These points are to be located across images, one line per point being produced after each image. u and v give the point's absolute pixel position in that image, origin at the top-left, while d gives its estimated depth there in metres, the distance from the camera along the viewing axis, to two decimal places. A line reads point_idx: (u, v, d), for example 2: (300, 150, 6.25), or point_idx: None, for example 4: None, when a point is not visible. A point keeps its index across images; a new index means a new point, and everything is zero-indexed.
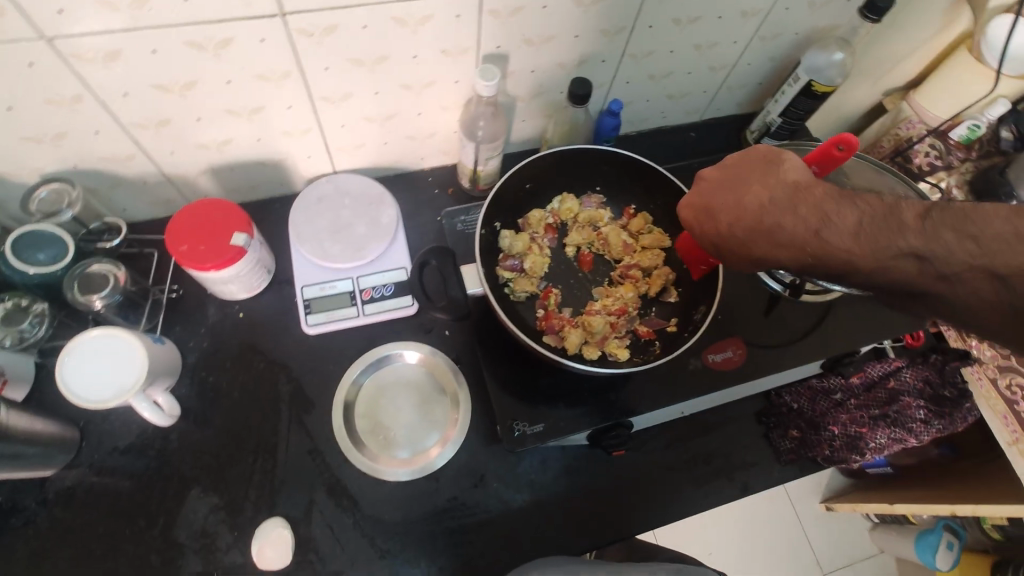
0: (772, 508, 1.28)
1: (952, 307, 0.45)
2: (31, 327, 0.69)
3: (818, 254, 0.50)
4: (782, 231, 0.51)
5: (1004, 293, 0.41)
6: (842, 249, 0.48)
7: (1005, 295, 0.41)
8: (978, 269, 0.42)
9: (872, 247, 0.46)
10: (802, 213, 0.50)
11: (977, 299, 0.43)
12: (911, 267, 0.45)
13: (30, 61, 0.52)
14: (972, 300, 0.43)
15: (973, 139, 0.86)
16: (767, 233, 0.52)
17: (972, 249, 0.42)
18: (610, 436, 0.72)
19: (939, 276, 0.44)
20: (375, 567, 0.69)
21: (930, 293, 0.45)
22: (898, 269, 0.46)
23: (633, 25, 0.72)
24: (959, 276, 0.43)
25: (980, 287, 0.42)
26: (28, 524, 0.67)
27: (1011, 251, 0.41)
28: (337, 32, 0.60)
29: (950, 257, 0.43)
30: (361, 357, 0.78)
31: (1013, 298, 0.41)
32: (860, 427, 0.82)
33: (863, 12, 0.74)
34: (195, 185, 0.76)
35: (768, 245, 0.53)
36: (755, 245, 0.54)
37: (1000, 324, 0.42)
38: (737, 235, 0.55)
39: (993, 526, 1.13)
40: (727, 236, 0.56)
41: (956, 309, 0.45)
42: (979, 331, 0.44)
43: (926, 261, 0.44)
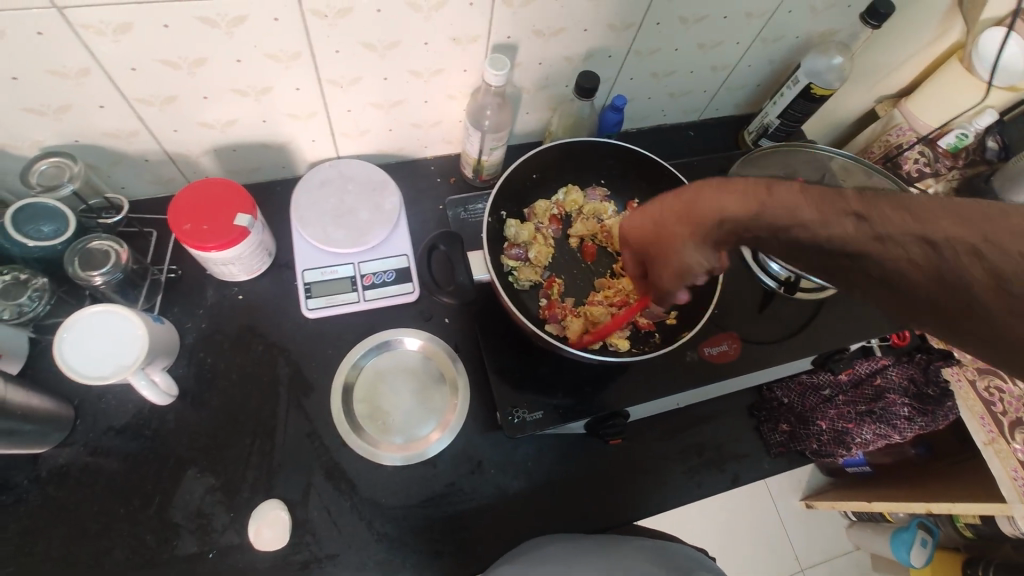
0: (751, 505, 1.30)
1: (897, 286, 0.38)
2: (30, 301, 0.67)
3: (762, 211, 0.44)
4: (730, 187, 0.46)
5: (941, 264, 0.36)
6: (788, 205, 0.42)
7: (941, 267, 0.36)
8: (914, 236, 0.37)
9: (819, 203, 0.41)
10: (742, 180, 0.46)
11: (914, 272, 0.37)
12: (848, 229, 0.40)
13: (39, 30, 0.51)
14: (907, 273, 0.37)
15: (960, 148, 0.88)
16: (712, 191, 0.47)
17: (905, 214, 0.38)
18: (608, 425, 0.73)
19: (875, 238, 0.38)
20: (372, 550, 0.69)
21: (866, 263, 0.39)
22: (834, 227, 0.40)
23: (641, 21, 0.73)
24: (896, 240, 0.38)
25: (915, 258, 0.37)
26: (20, 501, 0.66)
27: (952, 219, 0.36)
28: (351, 15, 0.60)
29: (888, 220, 0.38)
30: (362, 340, 0.78)
31: (955, 270, 0.35)
32: (848, 422, 0.86)
33: (864, 17, 0.75)
34: (197, 164, 0.76)
35: (711, 204, 0.47)
36: (700, 208, 0.48)
37: (949, 302, 0.36)
38: (683, 203, 0.50)
39: (967, 524, 1.15)
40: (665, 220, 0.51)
41: (895, 287, 0.39)
42: (931, 318, 0.38)
43: (864, 222, 0.39)
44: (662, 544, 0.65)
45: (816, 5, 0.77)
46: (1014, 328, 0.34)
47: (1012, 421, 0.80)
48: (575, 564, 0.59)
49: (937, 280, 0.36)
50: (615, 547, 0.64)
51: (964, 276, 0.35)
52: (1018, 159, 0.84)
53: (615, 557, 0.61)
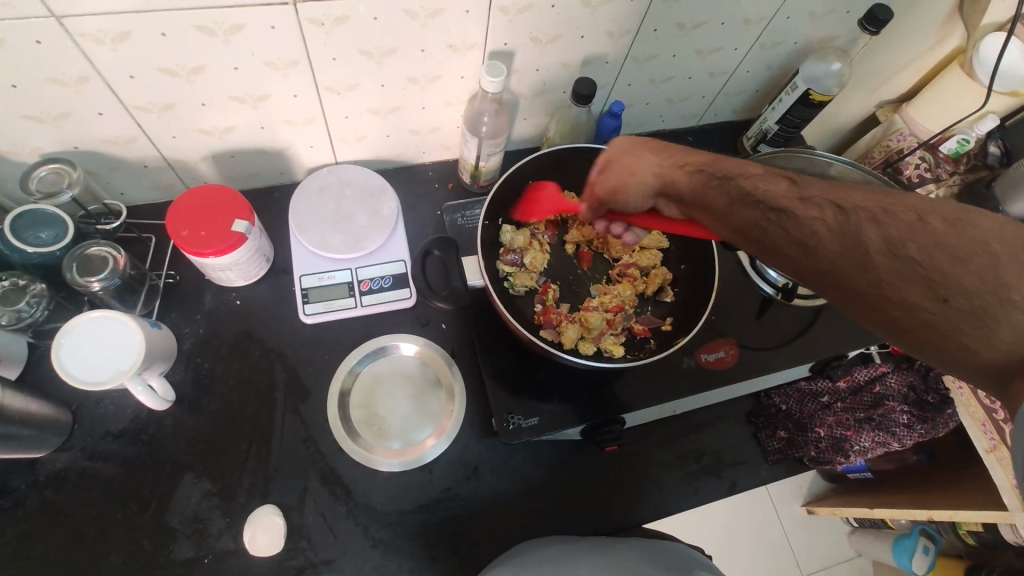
0: (751, 511, 1.30)
1: (802, 246, 0.42)
2: (28, 308, 0.67)
3: (720, 164, 0.50)
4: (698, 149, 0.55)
5: (845, 224, 0.40)
6: (739, 167, 0.49)
7: (846, 226, 0.40)
8: (831, 200, 0.42)
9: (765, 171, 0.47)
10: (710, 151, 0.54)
11: (822, 229, 0.41)
12: (779, 188, 0.45)
13: (37, 39, 0.51)
14: (817, 231, 0.41)
15: (961, 153, 0.88)
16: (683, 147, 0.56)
17: (826, 186, 0.43)
18: (605, 431, 0.73)
19: (800, 198, 0.43)
20: (367, 556, 0.69)
21: (785, 218, 0.43)
22: (770, 186, 0.45)
23: (639, 28, 0.73)
24: (814, 201, 0.42)
25: (826, 218, 0.41)
26: (17, 506, 0.66)
27: (866, 194, 0.41)
28: (348, 23, 0.60)
29: (815, 187, 0.43)
30: (359, 345, 0.78)
31: (853, 229, 0.40)
32: (846, 429, 0.86)
33: (862, 24, 0.75)
34: (195, 170, 0.76)
35: (680, 152, 0.55)
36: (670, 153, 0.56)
37: (842, 259, 0.40)
38: (655, 146, 0.57)
39: (969, 532, 1.13)
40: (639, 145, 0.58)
41: (801, 246, 0.42)
42: (825, 279, 0.41)
43: (795, 186, 0.44)
44: (662, 545, 0.64)
45: (814, 11, 0.77)
46: (894, 284, 0.38)
47: (1013, 427, 0.80)
48: (570, 564, 0.59)
49: (840, 238, 0.40)
50: (612, 547, 0.64)
51: (862, 235, 0.39)
52: (1019, 165, 0.84)
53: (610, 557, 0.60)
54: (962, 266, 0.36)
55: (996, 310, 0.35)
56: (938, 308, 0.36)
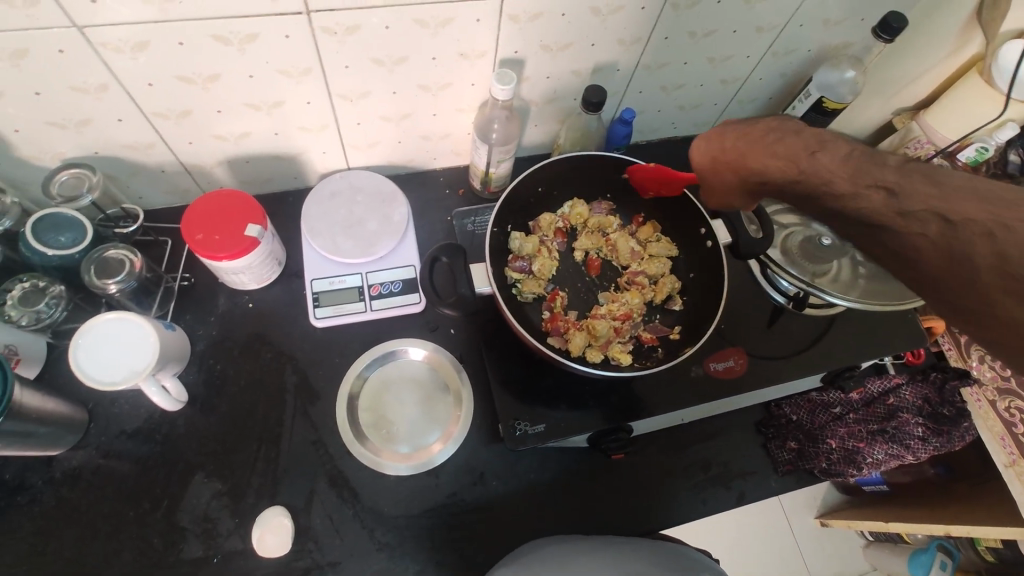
0: (764, 522, 1.29)
1: (903, 256, 0.44)
2: (47, 308, 0.69)
3: (805, 168, 0.51)
4: (783, 145, 0.54)
5: (948, 238, 0.41)
6: (829, 172, 0.49)
7: (946, 238, 0.42)
8: (933, 212, 0.43)
9: (858, 173, 0.48)
10: (807, 135, 0.53)
11: (921, 242, 0.43)
12: (876, 200, 0.46)
13: (60, 48, 0.53)
14: (918, 243, 0.43)
15: (981, 161, 0.85)
16: (768, 145, 0.55)
17: (931, 192, 0.43)
18: (611, 439, 0.73)
19: (897, 212, 0.44)
20: (373, 559, 0.69)
21: (882, 231, 0.45)
22: (864, 201, 0.46)
23: (650, 36, 0.73)
24: (914, 214, 0.43)
25: (928, 231, 0.43)
26: (34, 502, 0.67)
27: (968, 200, 0.41)
28: (359, 32, 0.61)
29: (913, 196, 0.44)
30: (368, 349, 0.79)
31: (956, 244, 0.41)
32: (858, 441, 0.84)
33: (876, 32, 0.74)
34: (211, 175, 0.77)
35: (764, 154, 0.55)
36: (750, 164, 0.57)
37: (942, 273, 0.42)
38: (737, 147, 0.58)
39: (987, 547, 1.10)
40: (734, 141, 0.58)
41: (898, 255, 0.45)
42: (932, 287, 0.43)
43: (890, 195, 0.45)
44: (675, 546, 0.63)
45: (828, 18, 0.76)
46: (1002, 303, 0.39)
47: None
48: (576, 565, 0.58)
49: (944, 253, 0.42)
50: (623, 547, 0.63)
51: (961, 251, 0.41)
52: None
53: (620, 556, 0.60)
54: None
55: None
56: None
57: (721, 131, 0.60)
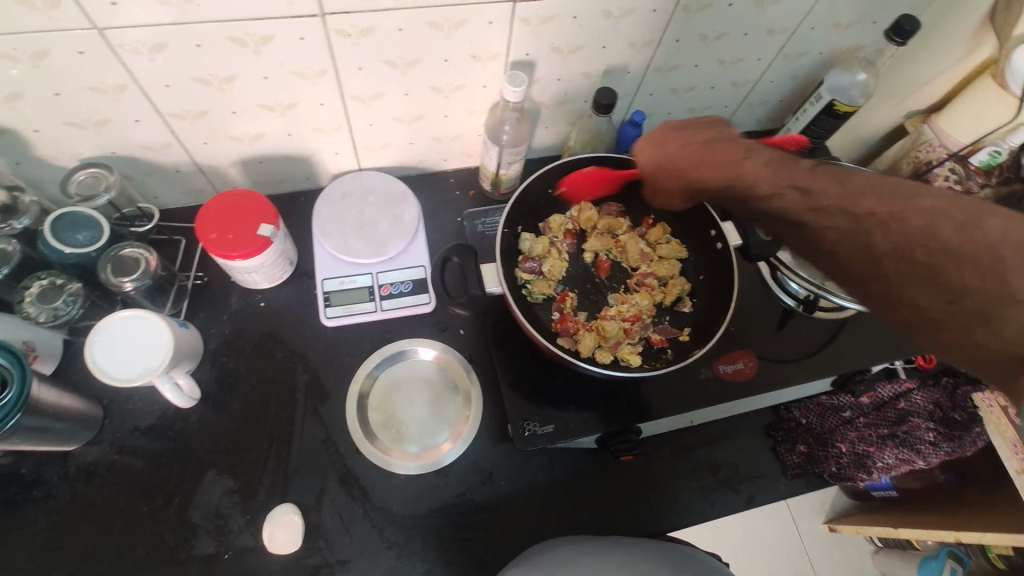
0: (771, 526, 1.28)
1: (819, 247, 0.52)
2: (64, 305, 0.69)
3: (734, 169, 0.58)
4: (713, 152, 0.60)
5: (855, 231, 0.49)
6: (753, 174, 0.56)
7: (855, 231, 0.49)
8: (841, 208, 0.50)
9: (778, 175, 0.55)
10: (729, 141, 0.60)
11: (835, 234, 0.50)
12: (795, 200, 0.53)
13: (80, 49, 0.54)
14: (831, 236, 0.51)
15: (993, 165, 0.85)
16: (701, 153, 0.61)
17: (840, 190, 0.50)
18: (619, 441, 0.72)
19: (813, 209, 0.52)
20: (382, 558, 0.70)
21: (803, 226, 0.53)
22: (786, 201, 0.54)
23: (661, 39, 0.73)
24: (826, 211, 0.51)
25: (839, 224, 0.50)
26: (50, 496, 0.68)
27: (869, 196, 0.49)
28: (373, 34, 0.61)
29: (824, 194, 0.51)
30: (378, 349, 0.80)
31: (860, 235, 0.48)
32: (868, 445, 0.85)
33: (888, 34, 0.74)
34: (226, 175, 0.78)
35: (697, 161, 0.61)
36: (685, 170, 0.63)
37: (852, 262, 0.49)
38: (673, 153, 0.64)
39: (998, 555, 1.08)
40: (671, 148, 0.64)
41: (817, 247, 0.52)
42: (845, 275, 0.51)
43: (806, 195, 0.52)
44: (682, 548, 0.63)
45: (839, 22, 0.76)
46: (901, 284, 0.46)
47: None
48: (584, 566, 0.58)
49: (855, 244, 0.49)
50: (630, 548, 0.62)
51: (867, 241, 0.48)
52: None
53: (628, 558, 0.59)
54: (958, 268, 0.43)
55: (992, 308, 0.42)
56: (940, 306, 0.44)
57: (659, 137, 0.65)
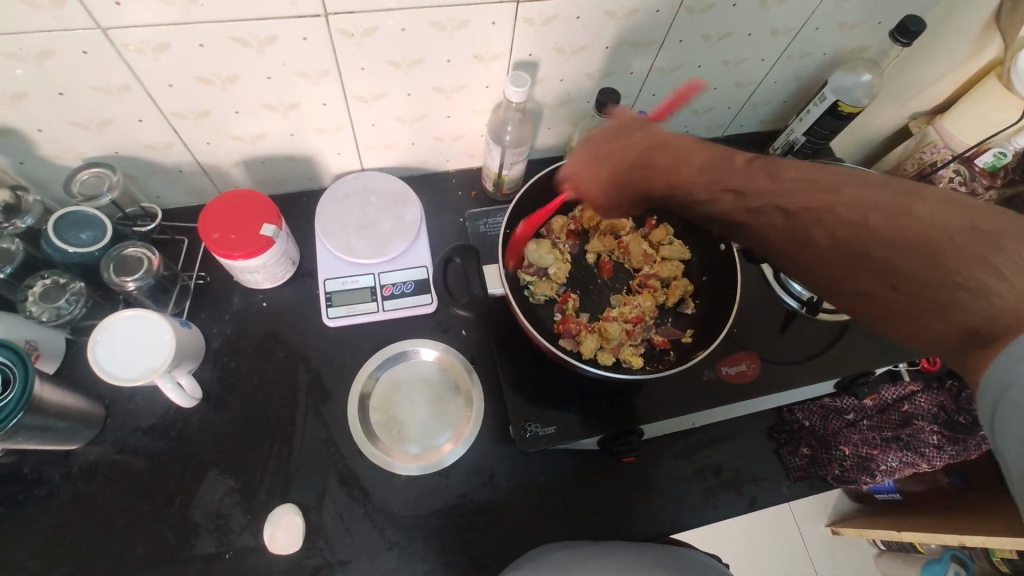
0: (774, 528, 1.28)
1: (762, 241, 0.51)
2: (67, 305, 0.69)
3: (663, 171, 0.54)
4: (641, 161, 0.56)
5: (794, 228, 0.48)
6: (684, 177, 0.53)
7: (793, 227, 0.48)
8: (774, 206, 0.49)
9: (709, 174, 0.52)
10: (655, 140, 0.55)
11: (773, 231, 0.50)
12: (729, 201, 0.51)
13: (84, 49, 0.54)
14: (770, 232, 0.50)
15: (998, 167, 0.85)
16: (632, 165, 0.56)
17: (773, 187, 0.49)
18: (621, 443, 0.72)
19: (747, 210, 0.50)
20: (383, 558, 0.70)
21: (743, 225, 0.51)
22: (720, 203, 0.52)
23: (664, 39, 0.73)
24: (761, 211, 0.49)
25: (776, 222, 0.49)
26: (51, 495, 0.68)
27: (804, 192, 0.47)
28: (376, 34, 0.61)
29: (756, 193, 0.49)
30: (380, 349, 0.80)
31: (797, 230, 0.48)
32: (871, 448, 0.84)
33: (893, 35, 0.74)
34: (228, 175, 0.78)
35: (627, 173, 0.56)
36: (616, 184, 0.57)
37: (796, 256, 0.49)
38: (601, 163, 0.58)
39: (1002, 559, 1.08)
40: (594, 155, 0.58)
41: (760, 242, 0.51)
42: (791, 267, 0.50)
43: (741, 195, 0.50)
44: (684, 551, 0.62)
45: (844, 22, 0.76)
46: (846, 275, 0.46)
47: None
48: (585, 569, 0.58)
49: (799, 240, 0.48)
50: (633, 551, 0.62)
51: (806, 237, 0.47)
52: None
53: (630, 561, 0.59)
54: (903, 260, 0.42)
55: (945, 294, 0.41)
56: (886, 292, 0.44)
57: (586, 149, 0.59)
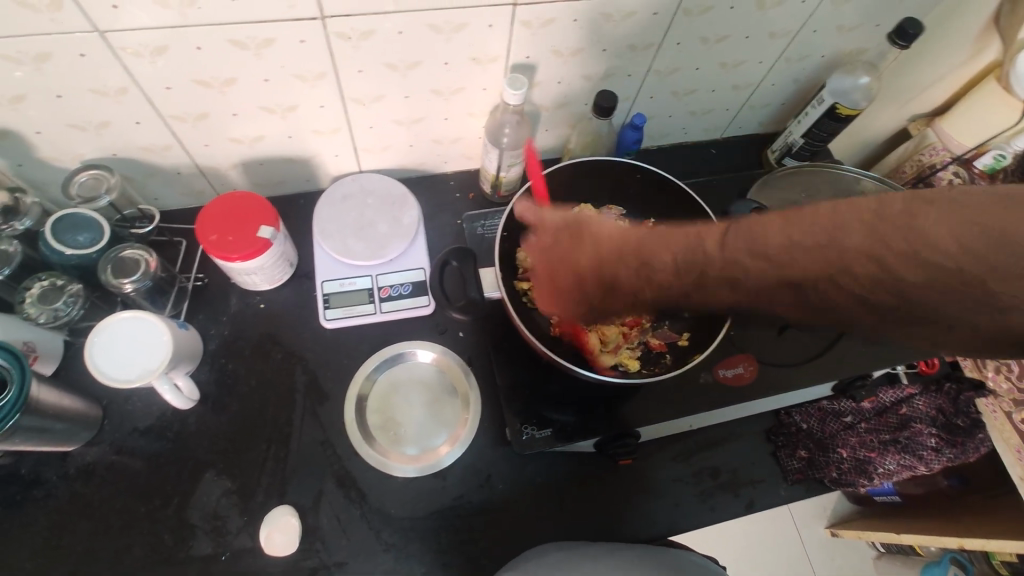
0: (772, 530, 1.28)
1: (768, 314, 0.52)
2: (65, 306, 0.70)
3: (647, 280, 0.56)
4: (612, 276, 0.59)
5: (808, 295, 0.47)
6: (657, 281, 0.55)
7: (804, 298, 0.47)
8: (779, 282, 0.47)
9: (683, 274, 0.53)
10: (618, 249, 0.57)
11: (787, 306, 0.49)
12: (725, 291, 0.51)
13: (81, 52, 0.54)
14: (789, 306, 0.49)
15: (998, 169, 0.84)
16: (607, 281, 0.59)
17: (763, 262, 0.47)
18: (618, 445, 0.72)
19: (751, 292, 0.49)
20: (379, 559, 0.70)
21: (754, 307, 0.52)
22: (719, 295, 0.52)
23: (661, 42, 0.73)
24: (769, 284, 0.48)
25: (784, 296, 0.48)
26: (49, 496, 0.69)
27: (795, 260, 0.46)
28: (373, 37, 0.62)
29: (754, 275, 0.48)
30: (378, 351, 0.80)
31: (807, 299, 0.47)
32: (870, 451, 0.85)
33: (892, 38, 0.73)
34: (226, 177, 0.79)
35: (616, 278, 0.58)
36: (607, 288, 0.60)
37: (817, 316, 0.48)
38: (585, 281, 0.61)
39: (1002, 561, 1.09)
40: (556, 272, 0.63)
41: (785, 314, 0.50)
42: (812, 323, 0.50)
43: (738, 283, 0.50)
44: (679, 553, 0.62)
45: (842, 24, 0.76)
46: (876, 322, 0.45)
47: None
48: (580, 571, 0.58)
49: (817, 308, 0.47)
50: (629, 555, 0.62)
51: (826, 302, 0.46)
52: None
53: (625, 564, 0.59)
54: (925, 297, 0.41)
55: (969, 316, 0.40)
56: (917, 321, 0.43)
57: (541, 259, 0.65)
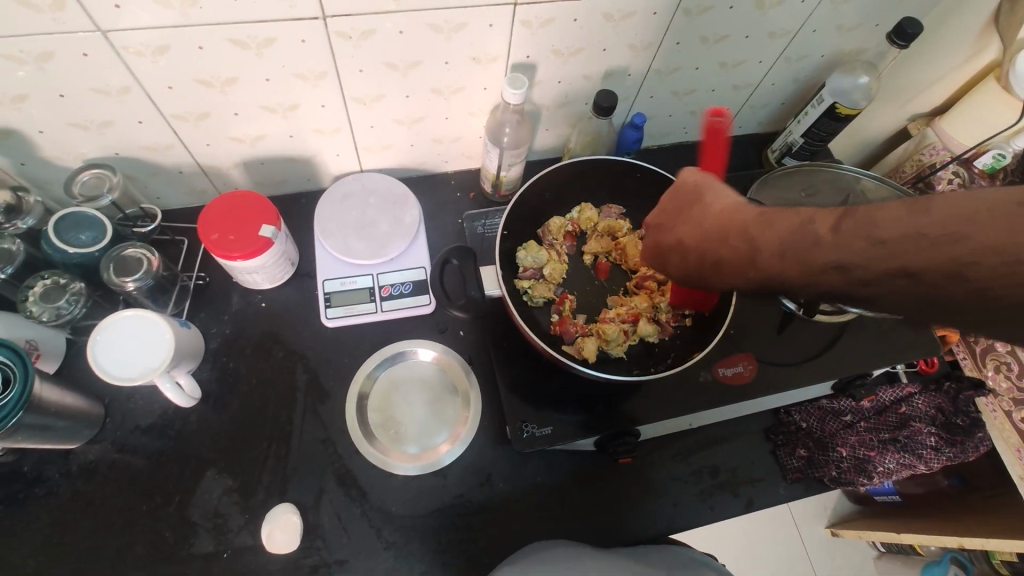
0: (772, 529, 1.28)
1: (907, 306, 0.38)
2: (67, 305, 0.70)
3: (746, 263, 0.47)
4: (718, 259, 0.50)
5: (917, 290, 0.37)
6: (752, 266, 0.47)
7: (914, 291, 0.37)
8: (888, 274, 0.37)
9: (794, 259, 0.43)
10: (732, 229, 0.48)
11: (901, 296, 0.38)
12: (835, 279, 0.40)
13: (84, 52, 0.55)
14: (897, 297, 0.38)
15: (999, 168, 0.83)
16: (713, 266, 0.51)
17: (864, 248, 0.38)
18: (618, 444, 0.73)
19: (859, 282, 0.39)
20: (380, 558, 0.70)
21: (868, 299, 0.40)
22: (826, 281, 0.41)
23: (661, 42, 0.73)
24: (878, 278, 0.38)
25: (901, 287, 0.37)
26: (51, 494, 0.69)
27: (915, 249, 0.36)
28: (373, 37, 0.62)
29: (860, 266, 0.38)
30: (379, 350, 0.80)
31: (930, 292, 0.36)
32: (869, 450, 0.84)
33: (891, 37, 0.74)
34: (228, 176, 0.79)
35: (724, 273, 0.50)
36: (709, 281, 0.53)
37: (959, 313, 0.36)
38: (697, 269, 0.53)
39: (1001, 561, 1.09)
40: (677, 251, 0.54)
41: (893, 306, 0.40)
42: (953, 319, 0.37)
43: (848, 271, 0.39)
44: (677, 551, 0.62)
45: (842, 23, 0.76)
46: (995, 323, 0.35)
47: None
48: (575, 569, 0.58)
49: (927, 302, 0.37)
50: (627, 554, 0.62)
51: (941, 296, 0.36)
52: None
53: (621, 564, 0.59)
54: None
55: None
56: None
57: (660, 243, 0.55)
